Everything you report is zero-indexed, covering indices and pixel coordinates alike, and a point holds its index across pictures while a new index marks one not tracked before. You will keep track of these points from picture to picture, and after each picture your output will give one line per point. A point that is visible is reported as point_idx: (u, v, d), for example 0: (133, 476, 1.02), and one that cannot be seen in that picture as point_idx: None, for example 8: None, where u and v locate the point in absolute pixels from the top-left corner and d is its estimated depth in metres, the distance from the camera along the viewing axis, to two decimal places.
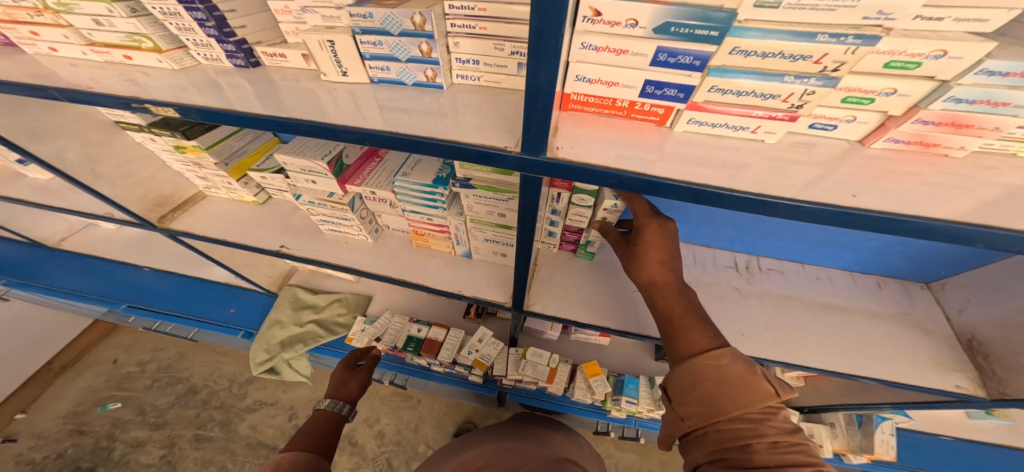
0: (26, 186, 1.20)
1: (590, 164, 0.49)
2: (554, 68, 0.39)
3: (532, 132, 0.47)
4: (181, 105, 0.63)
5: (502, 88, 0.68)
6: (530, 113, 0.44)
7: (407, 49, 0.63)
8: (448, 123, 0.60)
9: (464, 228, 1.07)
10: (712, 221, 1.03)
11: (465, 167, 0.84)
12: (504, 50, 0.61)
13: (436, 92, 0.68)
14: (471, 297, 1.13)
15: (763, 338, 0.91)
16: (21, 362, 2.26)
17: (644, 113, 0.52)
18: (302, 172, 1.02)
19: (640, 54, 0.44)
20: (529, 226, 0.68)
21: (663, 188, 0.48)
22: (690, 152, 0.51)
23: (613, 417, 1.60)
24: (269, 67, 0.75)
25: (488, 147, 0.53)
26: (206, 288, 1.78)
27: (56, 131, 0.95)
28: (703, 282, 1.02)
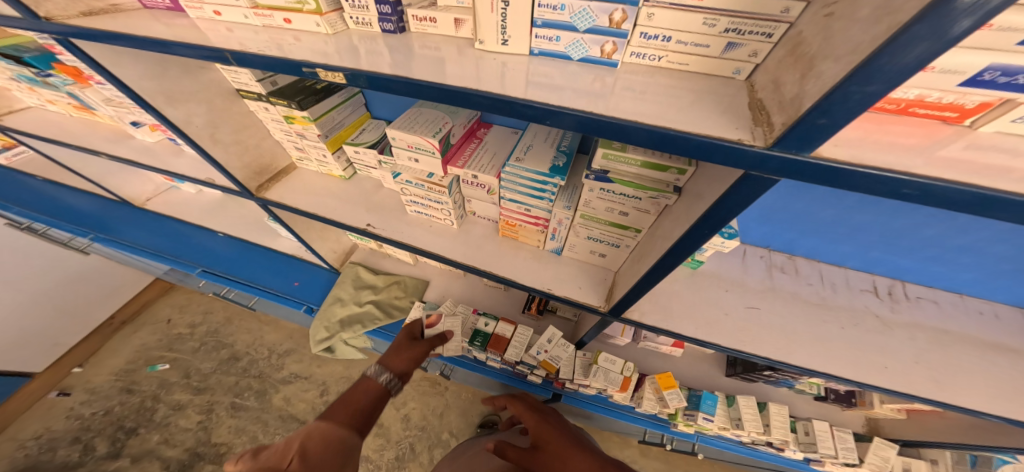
0: (128, 147, 1.20)
1: (881, 170, 0.38)
2: (944, 43, 0.26)
3: (816, 123, 0.36)
4: (351, 71, 0.58)
5: (687, 72, 0.58)
6: (830, 100, 0.33)
7: (593, 17, 0.55)
8: (639, 106, 0.51)
9: (568, 223, 0.99)
10: (855, 241, 0.94)
11: (608, 157, 0.73)
12: (716, 26, 0.51)
13: (608, 70, 0.59)
14: (560, 297, 1.05)
15: (917, 374, 0.81)
16: (88, 316, 2.33)
17: (936, 108, 0.43)
18: (407, 149, 0.96)
19: (1012, 30, 0.35)
20: (701, 237, 0.58)
21: (1003, 208, 0.35)
22: (1003, 162, 0.38)
23: (676, 431, 1.53)
24: (414, 34, 0.69)
25: (720, 137, 0.43)
26: (273, 259, 1.78)
27: (190, 96, 0.89)
28: (836, 305, 0.94)
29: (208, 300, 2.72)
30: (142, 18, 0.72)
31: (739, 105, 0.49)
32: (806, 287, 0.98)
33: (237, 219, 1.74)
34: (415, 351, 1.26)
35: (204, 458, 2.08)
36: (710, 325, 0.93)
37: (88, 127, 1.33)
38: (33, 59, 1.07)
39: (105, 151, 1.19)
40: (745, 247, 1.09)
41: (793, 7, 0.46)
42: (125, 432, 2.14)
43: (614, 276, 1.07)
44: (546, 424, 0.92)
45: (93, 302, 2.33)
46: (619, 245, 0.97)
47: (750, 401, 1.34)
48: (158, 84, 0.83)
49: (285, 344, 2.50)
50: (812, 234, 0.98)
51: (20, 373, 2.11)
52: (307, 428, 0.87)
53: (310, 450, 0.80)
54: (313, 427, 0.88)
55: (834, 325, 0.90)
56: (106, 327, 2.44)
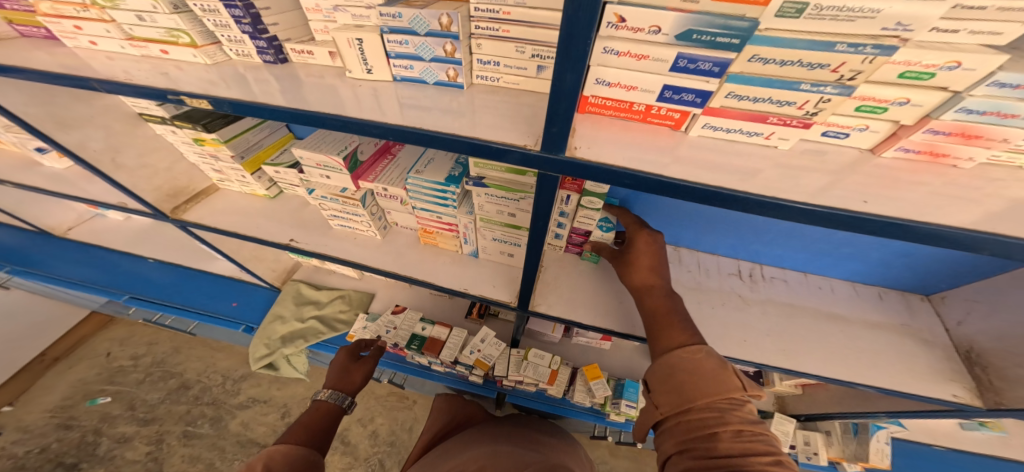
0: (39, 175, 1.21)
1: (610, 166, 0.50)
2: (580, 71, 0.41)
3: (552, 131, 0.48)
4: (213, 98, 0.66)
5: (521, 90, 0.69)
6: (551, 112, 0.46)
7: (432, 49, 0.65)
8: (478, 122, 0.61)
9: (473, 227, 1.08)
10: (719, 231, 1.06)
11: (480, 165, 0.84)
12: (525, 52, 0.63)
13: (456, 91, 0.70)
14: (476, 295, 1.14)
15: (767, 343, 0.93)
16: (15, 353, 2.23)
17: (660, 117, 0.54)
18: (317, 167, 1.04)
19: (661, 60, 0.46)
20: (542, 228, 0.70)
21: (679, 190, 0.49)
22: (706, 158, 0.52)
23: (611, 421, 1.61)
24: (297, 64, 0.77)
25: (508, 144, 0.55)
26: (212, 281, 1.79)
27: (85, 122, 0.96)
28: (707, 289, 1.04)
29: (153, 331, 2.63)
30: (22, 47, 0.78)
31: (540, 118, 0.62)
32: (684, 273, 1.07)
33: (171, 244, 1.74)
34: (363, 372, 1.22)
35: None
36: (598, 312, 1.05)
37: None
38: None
39: (12, 179, 1.20)
40: None
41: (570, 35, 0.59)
42: (65, 468, 2.05)
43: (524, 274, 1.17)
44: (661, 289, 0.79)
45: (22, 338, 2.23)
46: (519, 244, 1.06)
47: None
48: (45, 109, 0.90)
49: (240, 369, 2.46)
50: (688, 227, 1.09)
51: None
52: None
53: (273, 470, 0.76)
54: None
55: (706, 305, 1.01)
56: (36, 363, 2.35)
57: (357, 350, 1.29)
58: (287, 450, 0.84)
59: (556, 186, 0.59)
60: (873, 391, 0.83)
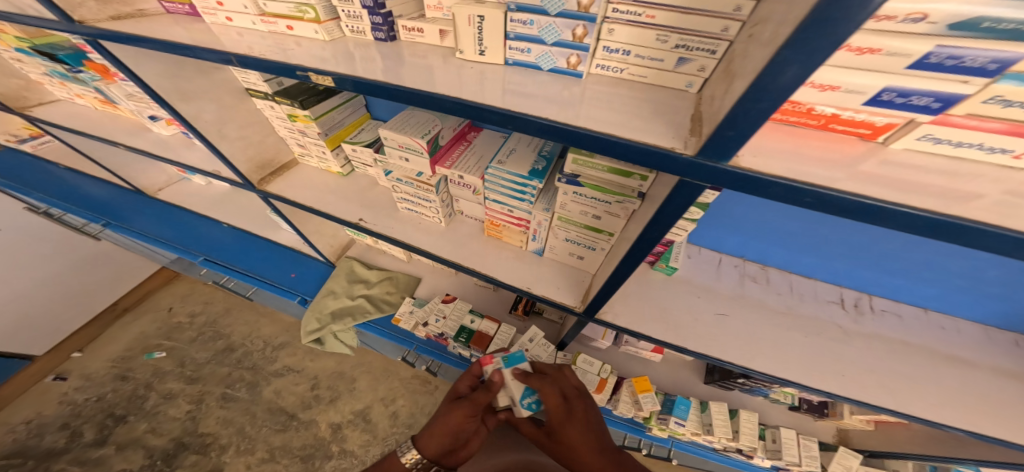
0: (148, 140, 1.29)
1: (787, 179, 0.43)
2: (810, 66, 0.32)
3: (725, 136, 0.42)
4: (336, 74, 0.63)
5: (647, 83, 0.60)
6: (737, 113, 0.39)
7: (558, 32, 0.59)
8: (581, 114, 0.55)
9: (546, 224, 1.03)
10: (823, 254, 0.99)
11: (577, 162, 0.75)
12: (667, 42, 0.54)
13: (574, 80, 0.62)
14: (538, 295, 1.10)
15: (870, 380, 0.86)
16: (92, 300, 2.39)
17: (852, 124, 0.50)
18: (398, 149, 1.02)
19: (902, 54, 0.42)
20: (652, 239, 0.63)
21: (885, 215, 0.41)
22: (906, 177, 0.44)
23: (650, 436, 1.58)
24: (404, 42, 0.75)
25: (654, 145, 0.48)
26: (274, 251, 1.87)
27: (200, 95, 0.96)
28: (800, 315, 0.99)
29: (210, 291, 2.77)
30: (163, 22, 0.80)
31: (684, 116, 0.54)
32: (774, 296, 1.03)
33: (243, 209, 1.81)
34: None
35: (189, 447, 2.11)
36: (674, 325, 1.00)
37: (110, 119, 1.44)
38: (67, 57, 1.18)
39: (124, 142, 1.28)
40: (720, 256, 1.13)
41: (733, 26, 0.48)
42: (115, 419, 2.18)
43: (591, 279, 1.11)
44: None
45: (99, 287, 2.40)
46: (595, 248, 1.00)
47: (722, 407, 1.39)
48: (174, 83, 0.90)
49: (280, 337, 2.55)
50: (786, 247, 1.03)
51: (20, 355, 2.17)
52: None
53: None
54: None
55: (796, 333, 0.96)
56: (108, 312, 2.50)
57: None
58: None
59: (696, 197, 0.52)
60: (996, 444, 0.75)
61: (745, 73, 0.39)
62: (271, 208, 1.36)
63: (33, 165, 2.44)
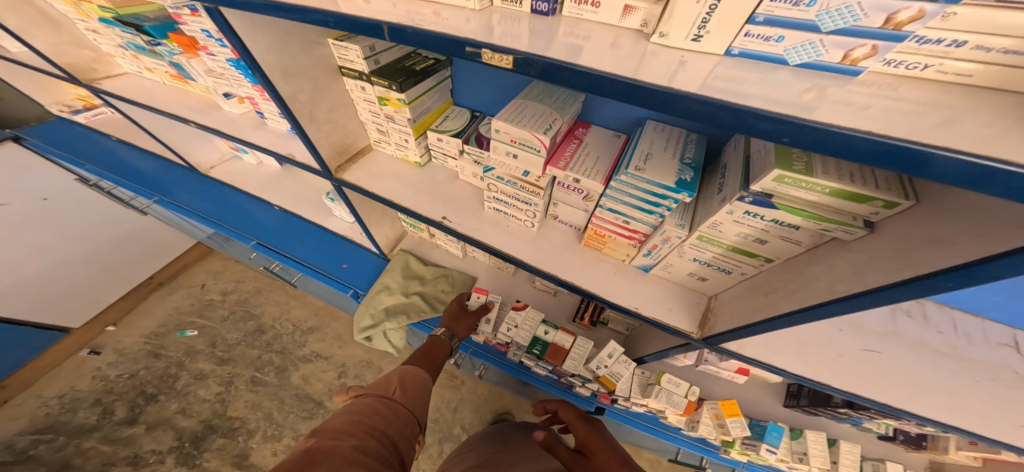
0: (217, 118, 1.21)
1: None
2: None
3: None
4: (526, 55, 0.54)
5: (967, 84, 0.43)
6: None
7: (856, 16, 0.41)
8: (840, 115, 0.42)
9: (675, 242, 0.89)
10: (1005, 292, 0.94)
11: (782, 180, 0.59)
12: None
13: (845, 82, 0.47)
14: (649, 318, 0.97)
15: None
16: (129, 274, 2.32)
17: None
18: (509, 144, 0.89)
19: None
20: (913, 293, 0.46)
21: None
22: None
23: (722, 458, 1.48)
24: (566, 18, 0.64)
25: None
26: (326, 239, 1.81)
27: (301, 72, 0.85)
28: (974, 358, 0.91)
29: (242, 269, 2.69)
30: None
31: None
32: (937, 334, 0.96)
33: (295, 193, 1.73)
34: (468, 319, 1.37)
35: (217, 431, 2.05)
36: (820, 361, 0.88)
37: (174, 93, 1.35)
38: (152, 28, 1.08)
39: (192, 119, 1.21)
40: None
41: None
42: (146, 398, 2.12)
43: (708, 301, 0.99)
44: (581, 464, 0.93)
45: (136, 263, 2.32)
46: (731, 271, 0.87)
47: (820, 437, 1.28)
48: (281, 59, 0.80)
49: (310, 321, 2.48)
50: None
51: (58, 327, 2.11)
52: (359, 409, 0.83)
53: (406, 384, 0.96)
54: (364, 407, 0.84)
55: (968, 377, 0.87)
56: (144, 286, 2.44)
57: (463, 300, 1.46)
58: (414, 370, 1.01)
59: None
60: None
61: None
62: (339, 195, 1.27)
63: (71, 130, 2.27)
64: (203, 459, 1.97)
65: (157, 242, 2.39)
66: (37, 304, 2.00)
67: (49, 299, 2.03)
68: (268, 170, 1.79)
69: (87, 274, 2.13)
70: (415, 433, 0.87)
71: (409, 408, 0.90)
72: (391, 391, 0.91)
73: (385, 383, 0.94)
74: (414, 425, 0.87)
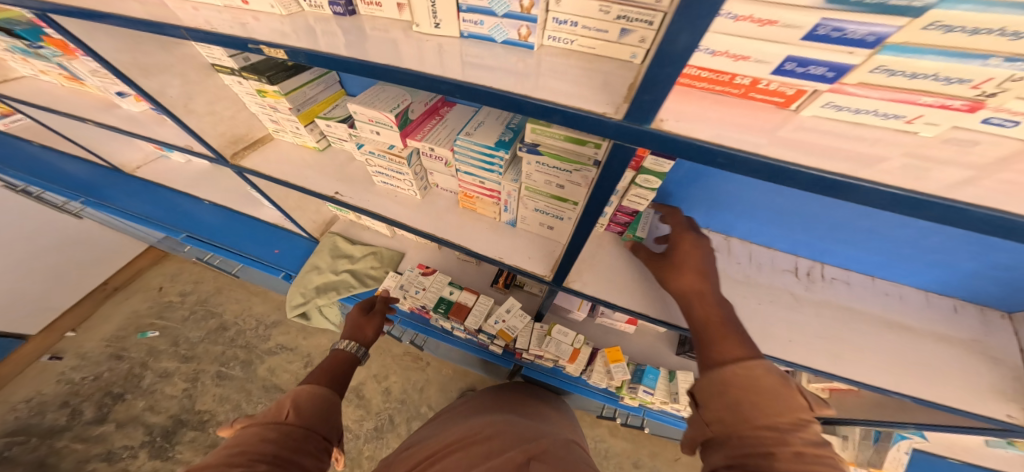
0: (117, 115, 1.38)
1: (709, 143, 0.45)
2: (700, 30, 0.34)
3: (643, 100, 0.43)
4: (289, 48, 0.70)
5: (594, 55, 0.63)
6: (647, 79, 0.40)
7: (506, 31, 0.66)
8: (512, 83, 0.58)
9: (515, 195, 1.06)
10: (782, 224, 1.07)
11: (536, 132, 0.80)
12: (609, 13, 0.56)
13: (525, 52, 0.65)
14: (510, 265, 1.13)
15: (817, 345, 0.95)
16: (79, 275, 2.45)
17: (768, 93, 0.51)
18: (368, 123, 1.05)
19: (795, 26, 0.42)
20: (598, 203, 0.65)
21: (785, 175, 0.44)
22: (815, 140, 0.47)
23: (624, 404, 1.68)
24: (365, 15, 0.79)
25: (586, 111, 0.50)
26: (260, 227, 1.96)
27: (162, 69, 1.02)
28: (760, 284, 1.08)
29: (200, 270, 2.82)
30: None
31: (620, 85, 0.55)
32: (737, 264, 1.12)
33: (226, 188, 1.88)
34: (372, 325, 1.30)
35: (188, 424, 2.17)
36: (633, 293, 1.05)
37: (80, 95, 1.50)
38: (25, 32, 1.22)
39: (92, 117, 1.37)
40: None
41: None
42: (113, 397, 2.25)
43: (561, 248, 1.15)
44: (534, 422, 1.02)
45: (78, 266, 2.43)
46: (562, 218, 1.04)
47: (688, 377, 1.46)
48: (130, 57, 0.97)
49: (273, 316, 2.61)
50: (750, 217, 1.10)
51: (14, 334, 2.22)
52: (243, 441, 0.69)
53: (301, 404, 0.82)
54: (247, 439, 0.70)
55: (754, 300, 1.03)
56: (98, 292, 2.57)
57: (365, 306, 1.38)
58: (309, 389, 0.86)
59: (629, 160, 0.54)
60: (911, 400, 0.87)
61: None
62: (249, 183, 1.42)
63: None
64: (176, 451, 2.08)
65: (101, 246, 2.54)
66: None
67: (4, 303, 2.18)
68: (198, 166, 1.94)
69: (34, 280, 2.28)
70: (321, 448, 0.76)
71: (311, 429, 0.78)
72: (284, 415, 0.77)
73: (274, 408, 0.79)
74: (319, 442, 0.76)
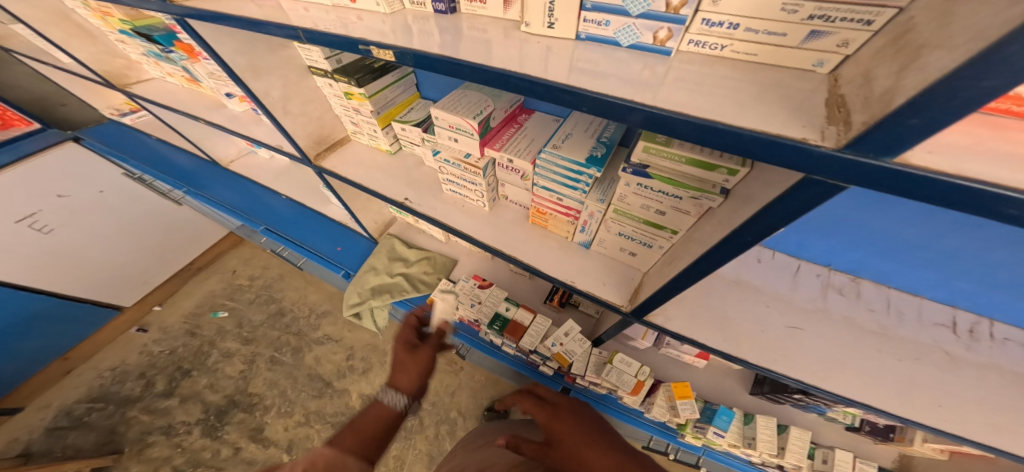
0: (224, 115, 1.44)
1: (989, 184, 0.31)
2: None
3: (907, 123, 0.31)
4: (399, 49, 0.64)
5: (754, 63, 0.52)
6: (937, 93, 0.29)
7: (636, 34, 0.57)
8: (660, 95, 0.49)
9: (599, 216, 0.97)
10: (938, 269, 0.91)
11: (649, 151, 0.70)
12: (797, 13, 0.45)
13: (660, 59, 0.56)
14: (582, 291, 1.04)
15: (987, 419, 0.77)
16: (173, 260, 2.63)
17: None
18: (448, 129, 1.00)
19: None
20: (746, 241, 0.54)
21: None
22: None
23: (682, 442, 1.53)
24: (464, 14, 0.74)
25: (783, 136, 0.40)
26: (326, 225, 2.01)
27: (270, 71, 1.03)
28: (903, 338, 0.92)
29: (268, 256, 2.96)
30: None
31: (812, 104, 0.44)
32: (870, 313, 0.97)
33: (300, 183, 1.94)
34: None
35: (238, 406, 2.28)
36: (737, 335, 0.92)
37: (192, 95, 1.60)
38: (160, 37, 1.29)
39: (204, 117, 1.44)
40: (800, 263, 1.10)
41: None
42: (182, 372, 2.39)
43: (641, 277, 1.04)
44: (561, 417, 0.83)
45: (169, 251, 2.58)
46: (651, 245, 0.92)
47: (770, 422, 1.30)
48: (247, 59, 0.98)
49: (323, 305, 2.69)
50: (890, 257, 0.96)
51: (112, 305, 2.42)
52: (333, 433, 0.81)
53: None
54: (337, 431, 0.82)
55: (890, 356, 0.88)
56: (184, 271, 2.75)
57: None
58: None
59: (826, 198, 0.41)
60: None
61: (912, 44, 0.35)
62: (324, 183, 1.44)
63: (121, 130, 2.60)
64: (224, 431, 2.19)
65: (192, 231, 2.67)
66: (100, 277, 2.29)
67: (111, 276, 2.34)
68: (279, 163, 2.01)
69: (138, 255, 2.43)
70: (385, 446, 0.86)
71: None
72: None
73: None
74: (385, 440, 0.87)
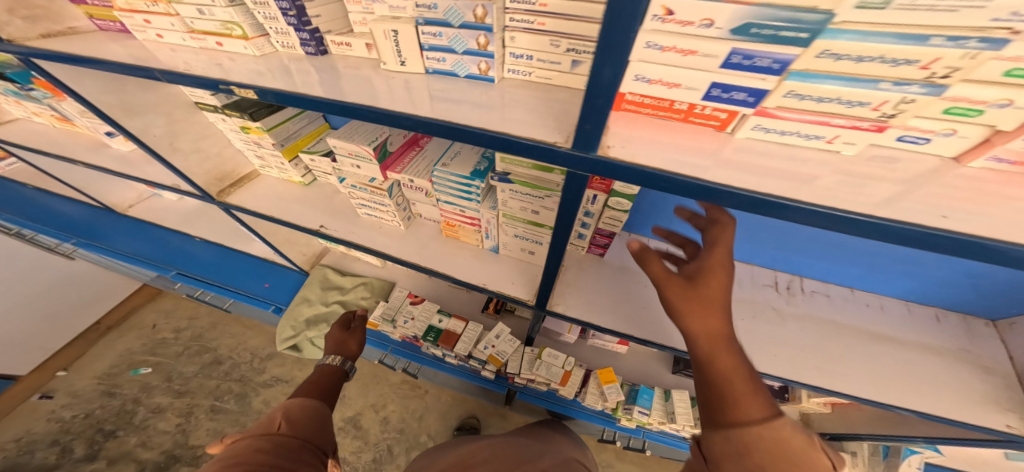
0: (108, 155, 1.44)
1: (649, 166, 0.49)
2: (619, 67, 0.38)
3: (587, 128, 0.47)
4: (258, 89, 0.73)
5: (552, 84, 0.67)
6: (587, 110, 0.44)
7: (467, 67, 0.69)
8: (467, 116, 0.61)
9: (495, 222, 1.08)
10: (762, 242, 1.09)
11: (506, 160, 0.82)
12: (560, 47, 0.61)
13: (486, 85, 0.68)
14: (494, 291, 1.13)
15: (806, 359, 0.94)
16: (76, 318, 2.44)
17: None
18: (349, 156, 1.08)
19: None
20: (564, 226, 0.67)
21: (720, 194, 0.48)
22: (757, 161, 0.51)
23: (621, 426, 1.61)
24: (336, 56, 0.83)
25: (540, 141, 0.53)
26: (250, 262, 1.98)
27: (148, 109, 1.08)
28: (740, 299, 1.07)
29: (193, 306, 2.78)
30: (99, 39, 0.92)
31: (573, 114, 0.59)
32: None
33: (216, 226, 1.93)
34: (353, 339, 1.31)
35: (180, 460, 2.10)
36: (618, 314, 1.05)
37: (70, 136, 1.57)
38: (16, 75, 1.30)
39: (83, 159, 1.42)
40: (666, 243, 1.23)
41: None
42: (104, 434, 2.19)
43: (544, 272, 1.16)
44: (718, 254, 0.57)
45: (69, 309, 2.41)
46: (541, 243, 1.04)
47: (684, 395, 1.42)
48: (117, 98, 1.02)
49: (268, 348, 2.54)
50: (726, 235, 1.13)
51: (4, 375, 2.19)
52: (231, 455, 0.62)
53: (294, 417, 0.76)
54: (239, 451, 0.63)
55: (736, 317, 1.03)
56: (92, 331, 2.54)
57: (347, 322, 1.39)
58: (300, 403, 0.82)
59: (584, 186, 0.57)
60: (915, 415, 0.84)
61: None
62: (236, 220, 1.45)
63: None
64: None
65: (99, 286, 2.54)
66: None
67: None
68: (188, 204, 2.00)
69: (25, 319, 2.25)
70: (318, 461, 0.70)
71: (306, 440, 0.72)
72: (276, 426, 0.71)
73: (266, 421, 0.73)
74: (314, 454, 0.70)
